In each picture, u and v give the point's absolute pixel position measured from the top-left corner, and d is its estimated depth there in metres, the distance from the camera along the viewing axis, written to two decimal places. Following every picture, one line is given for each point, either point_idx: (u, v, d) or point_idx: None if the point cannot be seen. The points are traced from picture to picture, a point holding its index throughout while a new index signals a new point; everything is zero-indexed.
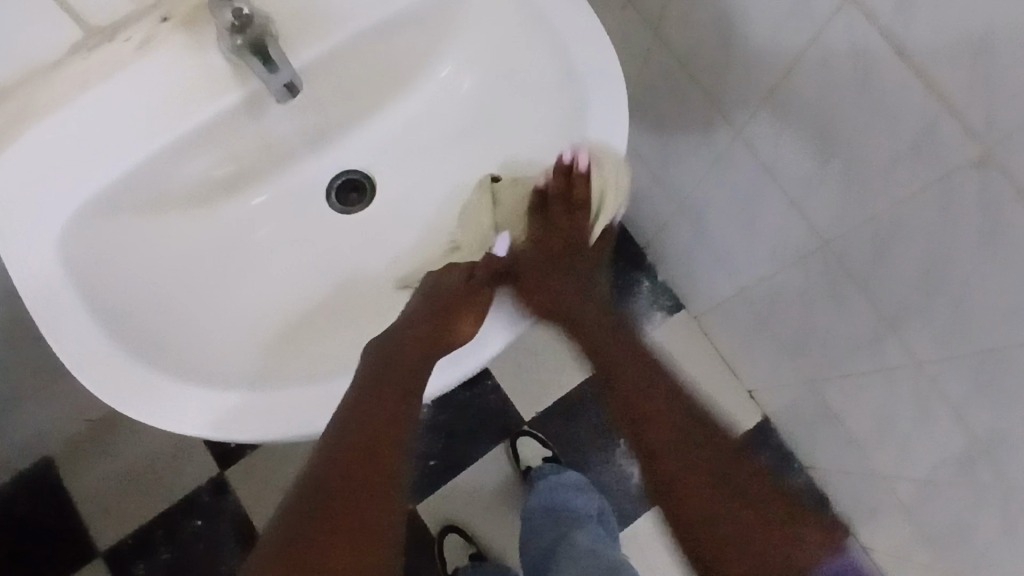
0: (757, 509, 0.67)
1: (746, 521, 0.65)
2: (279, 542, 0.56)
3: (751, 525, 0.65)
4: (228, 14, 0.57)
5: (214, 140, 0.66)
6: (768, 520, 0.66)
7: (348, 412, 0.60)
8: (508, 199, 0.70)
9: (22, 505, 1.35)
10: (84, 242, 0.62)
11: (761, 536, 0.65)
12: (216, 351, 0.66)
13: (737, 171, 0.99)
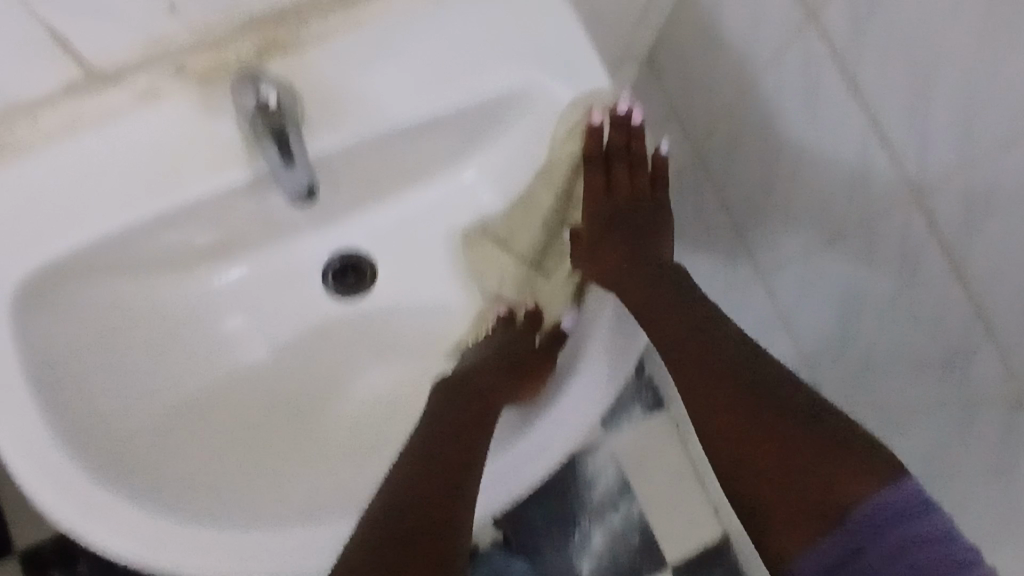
0: (803, 420, 0.50)
1: (785, 426, 0.50)
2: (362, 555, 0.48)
3: (795, 425, 0.50)
4: (256, 96, 0.53)
5: (205, 214, 0.58)
6: (807, 418, 0.50)
7: (413, 451, 0.56)
8: (512, 237, 0.66)
9: None
10: (35, 311, 0.55)
11: (812, 454, 0.48)
12: (163, 454, 0.59)
13: (753, 307, 0.95)
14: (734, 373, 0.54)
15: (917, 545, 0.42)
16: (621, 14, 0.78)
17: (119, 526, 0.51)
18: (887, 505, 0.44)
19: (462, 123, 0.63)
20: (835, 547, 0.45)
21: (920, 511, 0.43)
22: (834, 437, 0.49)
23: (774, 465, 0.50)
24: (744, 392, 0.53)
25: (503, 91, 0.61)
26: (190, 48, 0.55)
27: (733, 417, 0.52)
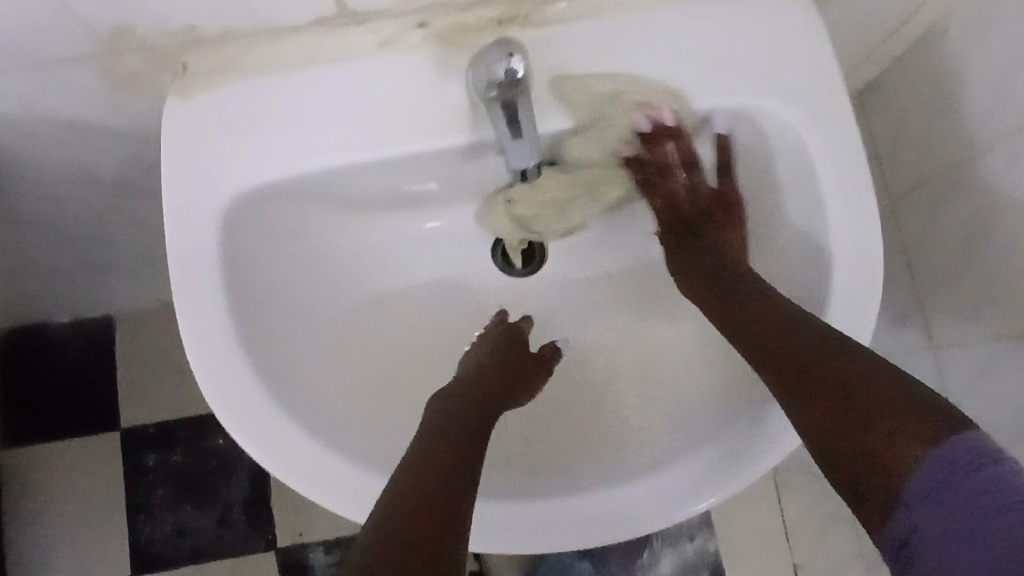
0: (848, 371, 0.49)
1: (829, 377, 0.49)
2: (385, 531, 0.46)
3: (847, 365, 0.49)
4: (500, 66, 0.50)
5: (416, 168, 0.59)
6: (852, 365, 0.49)
7: (428, 439, 0.53)
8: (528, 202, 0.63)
9: (74, 350, 1.33)
10: (245, 230, 0.58)
11: (866, 404, 0.47)
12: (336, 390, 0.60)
13: (919, 369, 0.89)
14: (782, 332, 0.53)
15: (986, 502, 0.40)
16: (859, 42, 0.74)
17: (290, 451, 0.54)
18: (941, 463, 0.43)
19: (685, 130, 0.61)
20: (902, 519, 0.44)
21: (981, 462, 0.42)
22: (850, 371, 0.49)
23: (857, 405, 0.47)
24: (778, 342, 0.53)
25: (732, 107, 0.58)
26: (438, 8, 0.55)
27: (823, 396, 0.49)
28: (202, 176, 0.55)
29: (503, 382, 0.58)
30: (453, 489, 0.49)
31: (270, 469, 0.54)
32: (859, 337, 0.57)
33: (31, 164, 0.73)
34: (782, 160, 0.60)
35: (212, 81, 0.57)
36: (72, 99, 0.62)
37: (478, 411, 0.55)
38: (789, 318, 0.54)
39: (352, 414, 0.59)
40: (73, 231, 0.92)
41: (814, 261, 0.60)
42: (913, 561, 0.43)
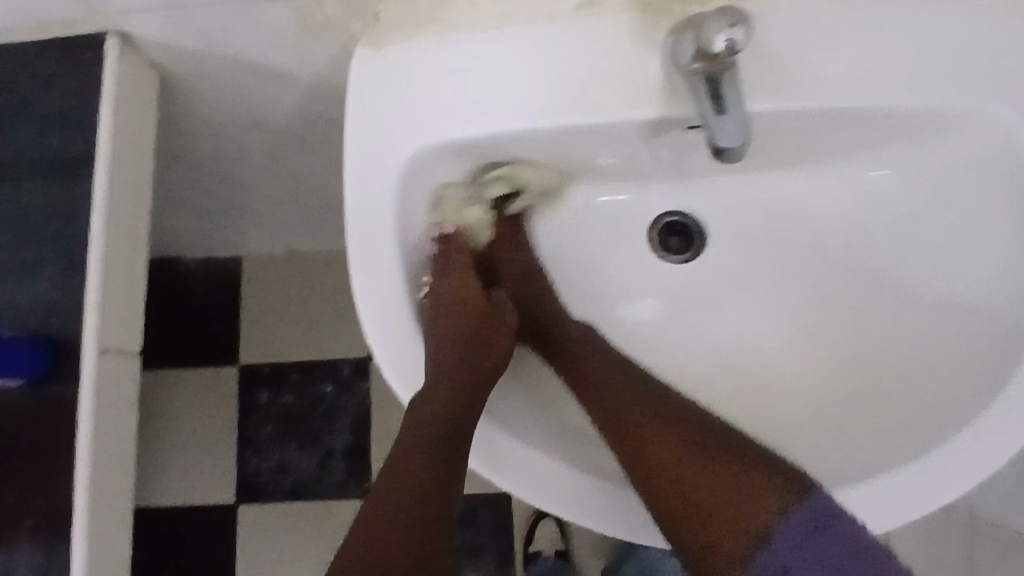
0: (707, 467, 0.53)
1: (684, 471, 0.53)
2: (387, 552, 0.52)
3: (704, 456, 0.53)
4: (717, 39, 0.46)
5: (596, 138, 0.56)
6: (722, 459, 0.53)
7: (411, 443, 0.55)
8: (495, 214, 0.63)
9: (202, 285, 1.39)
10: (418, 187, 0.57)
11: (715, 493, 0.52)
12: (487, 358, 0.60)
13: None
14: (665, 426, 0.55)
15: (841, 547, 0.48)
16: None
17: (444, 413, 0.54)
18: (796, 526, 0.49)
19: (896, 123, 0.56)
20: (769, 561, 0.49)
21: (830, 519, 0.49)
22: (722, 457, 0.53)
23: (723, 508, 0.51)
24: (681, 442, 0.54)
25: (957, 105, 0.53)
26: None
27: (659, 463, 0.54)
28: (387, 129, 0.55)
29: (482, 363, 0.58)
30: (419, 468, 0.54)
31: (422, 427, 0.55)
32: None
33: (205, 103, 0.75)
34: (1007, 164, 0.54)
35: (405, 31, 0.56)
36: (260, 40, 0.62)
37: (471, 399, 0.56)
38: (658, 400, 0.57)
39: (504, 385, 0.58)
40: (223, 173, 0.95)
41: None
42: None
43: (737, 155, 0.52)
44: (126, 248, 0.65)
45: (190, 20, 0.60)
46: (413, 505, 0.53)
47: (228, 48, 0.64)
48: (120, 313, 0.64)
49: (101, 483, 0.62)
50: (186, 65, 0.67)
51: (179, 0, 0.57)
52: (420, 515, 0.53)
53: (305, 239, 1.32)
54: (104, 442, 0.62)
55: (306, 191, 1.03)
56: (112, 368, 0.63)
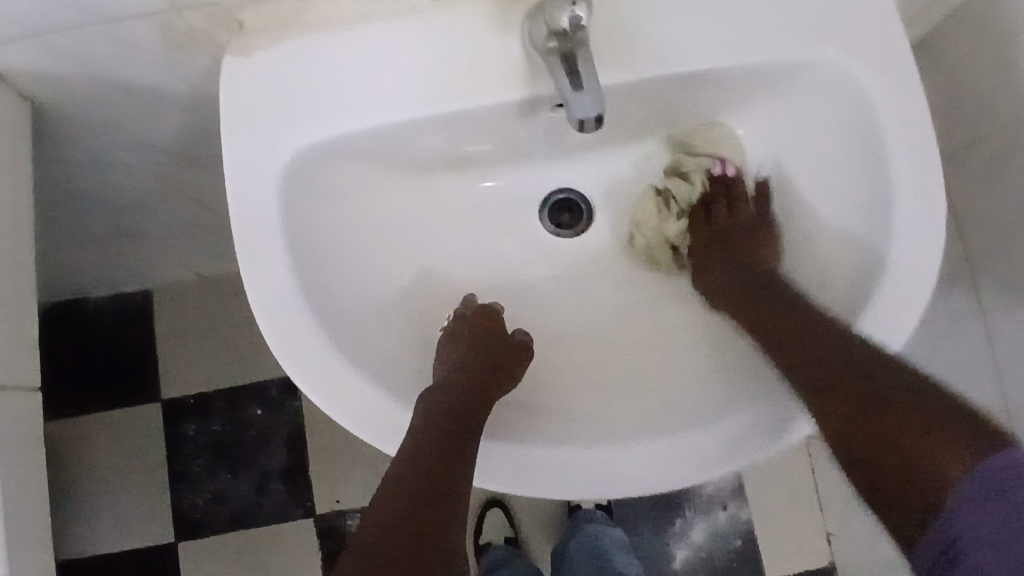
0: (905, 433, 0.47)
1: (873, 427, 0.48)
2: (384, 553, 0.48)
3: (882, 396, 0.49)
4: (563, 15, 0.50)
5: (472, 122, 0.59)
6: (902, 384, 0.49)
7: (404, 467, 0.52)
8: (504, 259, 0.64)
9: (113, 322, 1.35)
10: (303, 185, 0.58)
11: (915, 451, 0.46)
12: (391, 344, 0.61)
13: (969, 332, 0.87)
14: (845, 375, 0.51)
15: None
16: None
17: (353, 400, 0.55)
18: (975, 484, 0.44)
19: (743, 83, 0.60)
20: (933, 541, 0.45)
21: (1023, 481, 0.42)
22: (892, 382, 0.49)
23: (881, 421, 0.48)
24: (847, 385, 0.50)
25: (790, 60, 0.58)
26: None
27: (860, 429, 0.48)
28: (262, 131, 0.56)
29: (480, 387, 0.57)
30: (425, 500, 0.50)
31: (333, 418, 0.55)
32: (922, 278, 0.55)
33: (84, 129, 0.74)
34: (838, 103, 0.60)
35: (271, 38, 0.57)
36: (130, 59, 0.62)
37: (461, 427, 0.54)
38: (812, 334, 0.54)
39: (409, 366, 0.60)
40: (116, 200, 0.93)
41: (873, 194, 0.58)
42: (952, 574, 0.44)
43: (601, 121, 0.53)
44: (11, 284, 0.63)
45: (52, 44, 0.59)
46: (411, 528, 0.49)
47: (98, 69, 0.63)
48: (12, 350, 0.62)
49: (12, 525, 0.60)
50: (55, 93, 0.66)
51: (35, 26, 0.56)
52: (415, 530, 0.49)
53: (217, 263, 1.30)
54: (10, 483, 0.60)
55: (208, 211, 1.02)
56: (10, 406, 0.61)
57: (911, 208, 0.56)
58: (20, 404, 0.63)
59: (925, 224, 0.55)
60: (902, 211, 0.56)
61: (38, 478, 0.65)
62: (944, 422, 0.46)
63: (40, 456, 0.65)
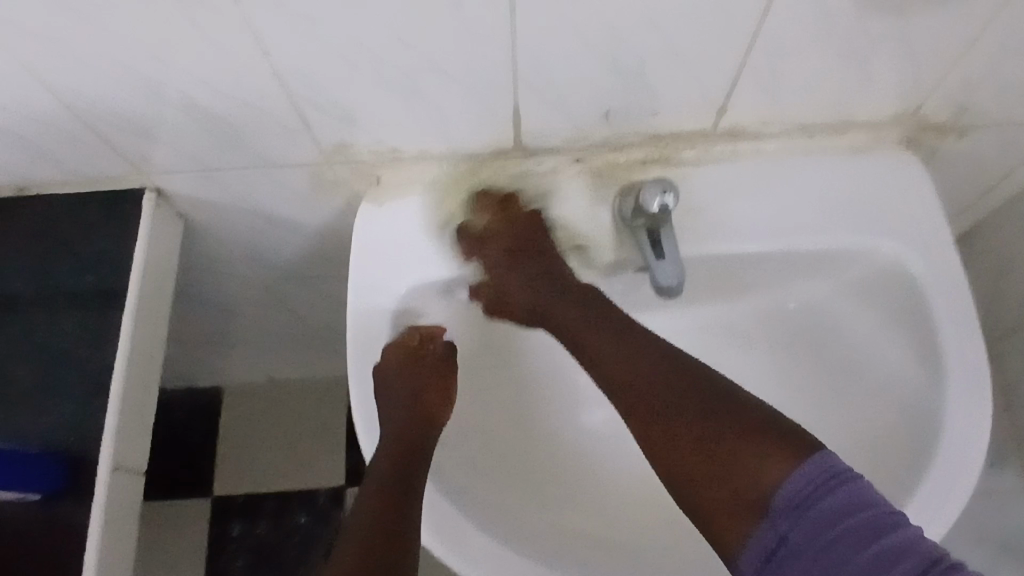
0: (703, 437, 0.55)
1: (716, 454, 0.54)
2: (370, 528, 0.56)
3: (722, 441, 0.54)
4: (655, 200, 0.58)
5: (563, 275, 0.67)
6: (710, 416, 0.56)
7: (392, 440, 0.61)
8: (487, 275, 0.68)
9: (182, 416, 1.43)
10: (411, 317, 0.67)
11: (725, 444, 0.54)
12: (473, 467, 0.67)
13: None
14: (664, 387, 0.58)
15: (859, 512, 0.48)
16: (966, 191, 0.80)
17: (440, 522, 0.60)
18: (791, 492, 0.50)
19: (802, 264, 0.68)
20: (768, 536, 0.50)
21: (841, 479, 0.50)
22: (666, 372, 0.59)
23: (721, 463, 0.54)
24: (667, 393, 0.58)
25: (847, 246, 0.65)
26: (596, 147, 0.66)
27: (679, 458, 0.55)
28: (385, 270, 0.66)
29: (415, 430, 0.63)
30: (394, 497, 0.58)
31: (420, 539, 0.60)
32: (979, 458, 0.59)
33: (218, 246, 0.85)
34: (897, 291, 0.66)
35: (405, 191, 0.68)
36: (277, 196, 0.74)
37: (406, 440, 0.62)
38: (638, 340, 0.62)
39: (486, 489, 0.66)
40: (221, 308, 1.04)
41: (924, 373, 0.63)
42: (784, 563, 0.49)
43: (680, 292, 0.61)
44: (141, 375, 0.72)
45: (220, 179, 0.71)
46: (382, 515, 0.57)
47: (248, 201, 0.75)
48: (131, 436, 0.70)
49: None
50: (207, 215, 0.78)
51: (214, 164, 0.69)
52: (382, 509, 0.57)
53: (289, 370, 1.39)
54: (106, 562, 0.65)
55: (298, 323, 1.12)
56: (119, 489, 0.67)
57: (962, 396, 0.61)
58: (127, 487, 0.70)
59: (975, 412, 0.60)
60: (953, 396, 0.61)
61: (123, 563, 0.69)
62: (705, 411, 0.56)
63: (129, 539, 0.70)
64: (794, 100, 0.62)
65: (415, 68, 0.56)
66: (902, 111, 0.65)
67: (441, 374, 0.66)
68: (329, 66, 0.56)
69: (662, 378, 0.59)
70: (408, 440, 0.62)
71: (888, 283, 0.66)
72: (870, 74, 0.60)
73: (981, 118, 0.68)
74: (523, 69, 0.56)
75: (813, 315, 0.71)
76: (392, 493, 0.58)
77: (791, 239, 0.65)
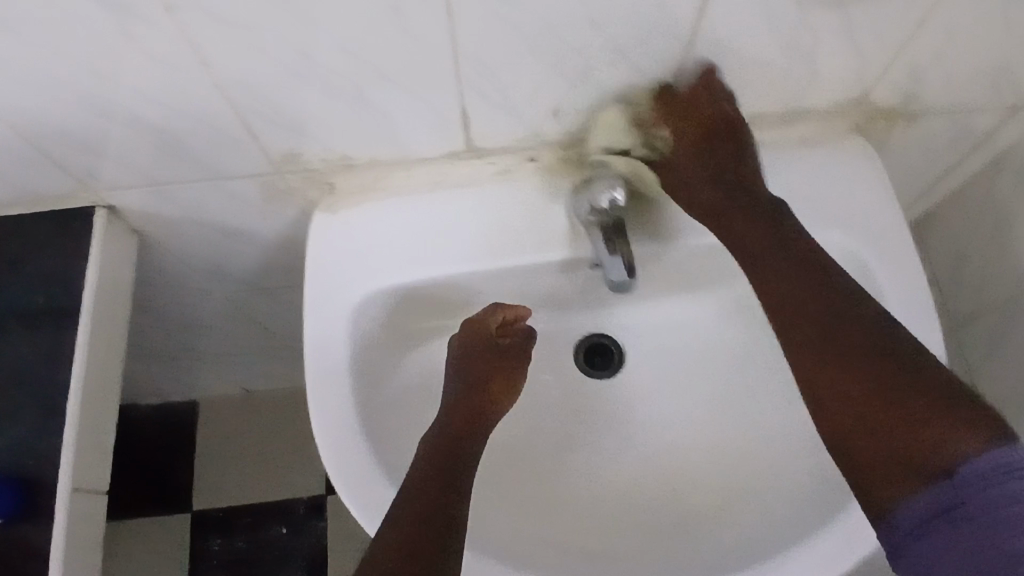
0: (908, 390, 0.52)
1: (886, 394, 0.52)
2: (414, 518, 0.56)
3: (893, 380, 0.53)
4: (603, 196, 0.60)
5: (519, 277, 0.68)
6: (886, 354, 0.54)
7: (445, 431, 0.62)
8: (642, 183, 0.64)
9: (155, 431, 1.41)
10: (368, 322, 0.66)
11: (925, 419, 0.51)
12: None
13: None
14: (858, 330, 0.55)
15: (1014, 503, 0.47)
16: (920, 175, 0.81)
17: None
18: (975, 468, 0.49)
19: None
20: (925, 504, 0.50)
21: (1016, 471, 0.48)
22: (818, 313, 0.56)
23: (910, 408, 0.51)
24: (826, 316, 0.56)
25: (800, 236, 0.66)
26: (548, 145, 0.67)
27: (843, 381, 0.54)
28: (339, 278, 0.65)
29: (472, 419, 0.63)
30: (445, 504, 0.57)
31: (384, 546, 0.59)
32: None
33: (176, 258, 0.84)
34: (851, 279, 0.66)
35: (356, 201, 0.68)
36: (232, 207, 0.73)
37: (455, 449, 0.61)
38: (818, 263, 0.58)
39: None
40: (187, 321, 1.03)
41: None
42: (922, 535, 0.50)
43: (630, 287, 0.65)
44: (97, 395, 0.70)
45: (171, 192, 0.70)
46: (428, 519, 0.55)
47: (202, 213, 0.74)
48: (88, 458, 0.68)
49: None
50: (162, 229, 0.77)
51: (164, 178, 0.68)
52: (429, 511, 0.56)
53: (263, 380, 1.38)
54: None
55: (268, 333, 1.11)
56: (77, 511, 0.66)
57: None
58: (86, 506, 0.69)
59: None
60: None
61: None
62: (905, 355, 0.53)
63: (90, 562, 0.69)
64: (743, 95, 0.62)
65: (361, 77, 0.55)
66: (851, 101, 0.65)
67: (501, 368, 0.65)
68: (273, 77, 0.55)
69: (834, 297, 0.56)
70: (460, 449, 0.61)
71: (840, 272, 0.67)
72: (816, 67, 0.60)
73: (929, 105, 0.69)
74: (470, 73, 0.56)
75: None
76: (439, 496, 0.57)
77: None
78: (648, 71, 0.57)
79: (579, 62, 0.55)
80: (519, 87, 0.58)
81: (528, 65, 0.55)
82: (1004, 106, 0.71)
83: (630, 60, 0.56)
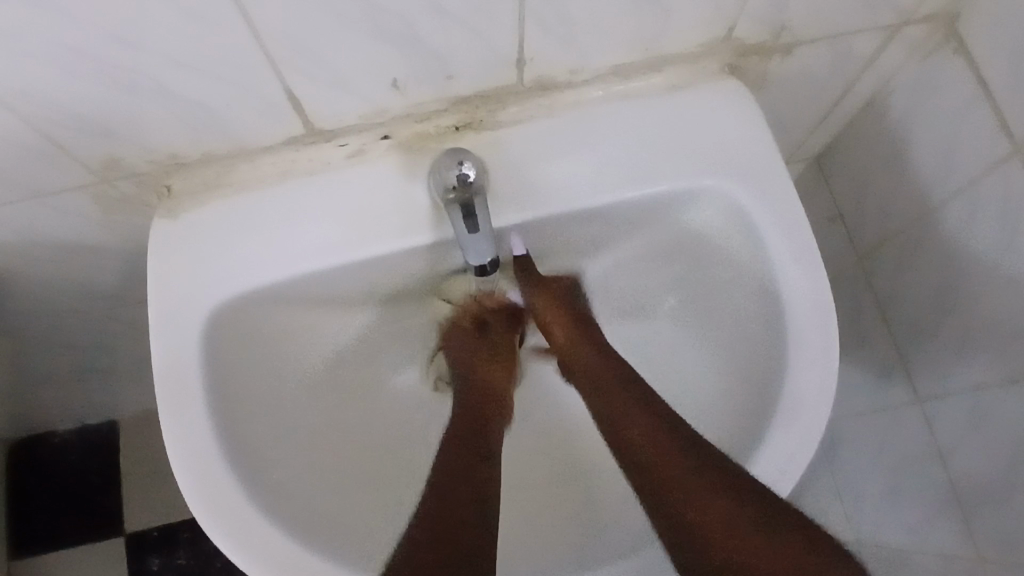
0: (710, 487, 0.53)
1: (705, 488, 0.53)
2: (426, 534, 0.52)
3: (693, 473, 0.54)
4: (451, 173, 0.54)
5: (389, 265, 0.62)
6: (713, 459, 0.54)
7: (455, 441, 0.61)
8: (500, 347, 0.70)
9: (76, 457, 1.27)
10: (225, 331, 0.60)
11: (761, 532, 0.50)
12: (321, 484, 0.62)
13: (911, 419, 0.89)
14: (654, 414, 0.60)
15: None
16: (808, 109, 0.78)
17: (284, 549, 0.55)
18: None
19: (643, 214, 0.64)
20: None
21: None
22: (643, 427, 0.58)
23: (726, 526, 0.51)
24: (621, 394, 0.62)
25: (684, 188, 0.61)
26: (400, 118, 0.61)
27: (678, 497, 0.53)
28: (186, 286, 0.59)
29: (474, 416, 0.64)
30: (465, 501, 0.55)
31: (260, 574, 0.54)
32: (829, 386, 0.57)
33: (28, 285, 0.76)
34: (741, 229, 0.62)
35: (199, 200, 0.62)
36: (68, 223, 0.66)
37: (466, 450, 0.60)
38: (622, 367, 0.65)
39: (337, 503, 0.61)
40: (68, 348, 0.95)
41: (773, 308, 0.61)
42: None
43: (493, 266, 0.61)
44: None
45: None
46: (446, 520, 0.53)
47: (37, 234, 0.67)
48: None
49: None
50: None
51: None
52: (452, 516, 0.54)
53: None
54: None
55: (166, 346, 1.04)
56: None
57: (808, 325, 0.59)
58: None
59: (822, 341, 0.58)
60: (799, 328, 0.59)
61: None
62: (712, 456, 0.55)
63: None
64: (597, 43, 0.58)
65: (155, 66, 0.50)
66: (716, 38, 0.61)
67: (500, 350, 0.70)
68: (51, 81, 0.49)
69: (633, 403, 0.61)
70: (467, 447, 0.61)
71: (730, 221, 0.63)
72: (668, 5, 0.56)
73: (801, 35, 0.65)
74: (277, 47, 0.50)
75: (661, 266, 0.68)
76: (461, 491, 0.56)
77: (626, 188, 0.61)
78: (479, 27, 0.53)
79: (401, 22, 0.51)
80: (339, 58, 0.53)
81: (341, 33, 0.50)
82: (876, 30, 0.67)
83: (457, 15, 0.51)
